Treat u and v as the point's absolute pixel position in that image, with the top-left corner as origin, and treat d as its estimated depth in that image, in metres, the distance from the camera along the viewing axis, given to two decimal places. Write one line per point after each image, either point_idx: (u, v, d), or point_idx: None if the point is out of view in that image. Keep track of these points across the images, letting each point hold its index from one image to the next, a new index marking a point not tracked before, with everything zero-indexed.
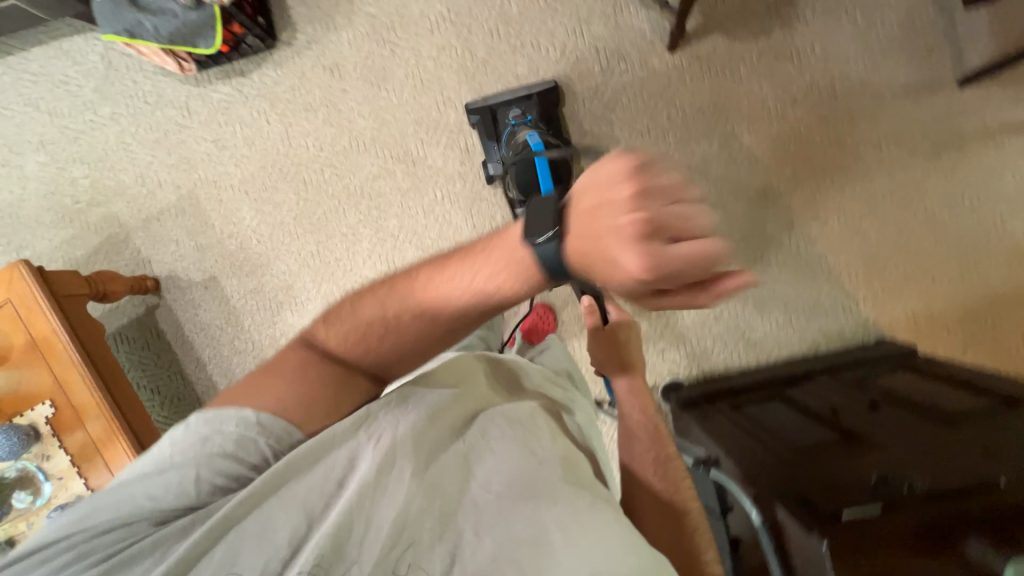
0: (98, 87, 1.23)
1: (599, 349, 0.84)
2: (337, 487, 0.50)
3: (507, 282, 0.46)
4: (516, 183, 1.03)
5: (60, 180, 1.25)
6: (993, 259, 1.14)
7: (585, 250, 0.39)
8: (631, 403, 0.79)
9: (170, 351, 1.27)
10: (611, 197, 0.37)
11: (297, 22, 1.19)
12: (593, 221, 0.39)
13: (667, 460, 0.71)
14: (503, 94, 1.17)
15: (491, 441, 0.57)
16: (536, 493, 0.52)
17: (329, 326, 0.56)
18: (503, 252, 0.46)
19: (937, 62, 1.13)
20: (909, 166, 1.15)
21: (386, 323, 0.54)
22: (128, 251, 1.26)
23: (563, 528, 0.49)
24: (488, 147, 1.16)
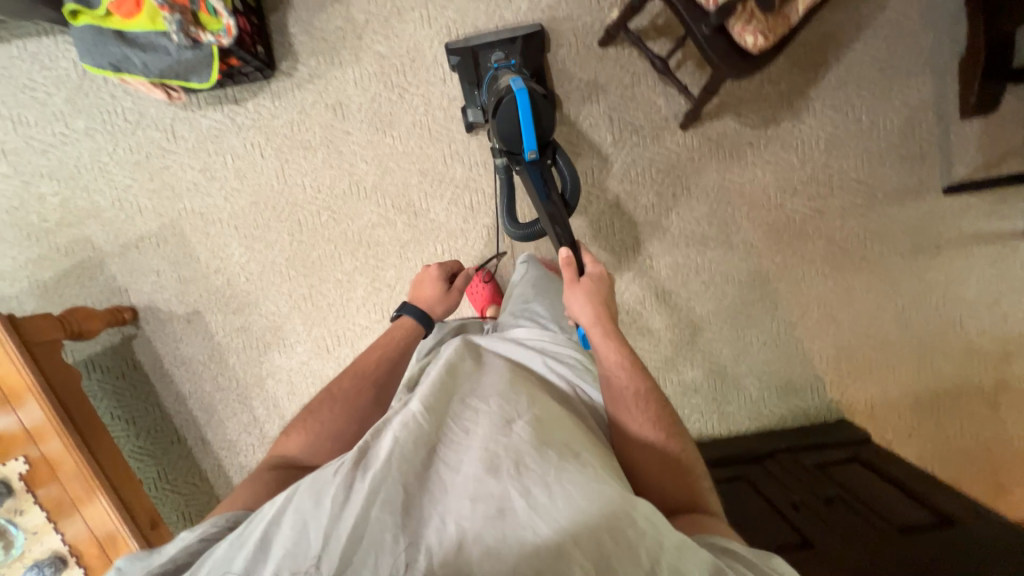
0: (70, 97, 1.12)
1: (575, 300, 0.84)
2: (304, 501, 0.51)
3: (401, 330, 0.93)
4: (496, 131, 0.92)
5: (26, 195, 1.16)
6: (948, 356, 1.25)
7: (419, 295, 0.99)
8: (605, 348, 0.77)
9: (148, 384, 1.23)
10: (422, 278, 1.04)
11: (299, 52, 1.12)
12: (421, 284, 1.02)
13: (641, 401, 0.72)
14: (485, 35, 1.08)
15: (459, 430, 0.60)
16: (505, 466, 0.54)
17: (290, 435, 0.76)
18: (395, 330, 0.93)
19: (928, 168, 1.18)
20: (888, 262, 1.21)
21: (335, 402, 0.79)
22: (103, 277, 1.19)
23: (530, 505, 0.50)
24: (468, 93, 1.09)
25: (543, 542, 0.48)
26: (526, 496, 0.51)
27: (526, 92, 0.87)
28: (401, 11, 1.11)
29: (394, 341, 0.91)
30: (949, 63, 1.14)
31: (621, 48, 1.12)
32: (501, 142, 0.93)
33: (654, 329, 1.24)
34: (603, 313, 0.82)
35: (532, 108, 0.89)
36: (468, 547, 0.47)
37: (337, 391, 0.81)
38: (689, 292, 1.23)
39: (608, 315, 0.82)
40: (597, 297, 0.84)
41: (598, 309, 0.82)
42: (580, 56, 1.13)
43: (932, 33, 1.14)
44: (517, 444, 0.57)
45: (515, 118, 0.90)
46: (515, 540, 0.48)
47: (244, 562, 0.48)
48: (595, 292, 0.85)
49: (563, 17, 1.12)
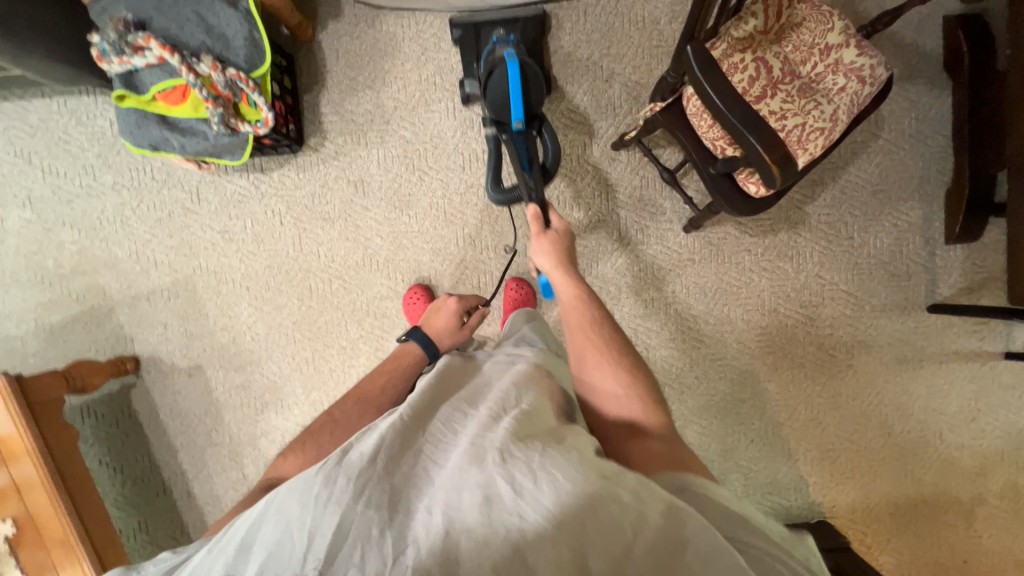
0: (102, 153, 1.16)
1: (536, 250, 0.89)
2: (288, 502, 0.52)
3: (407, 355, 0.96)
4: (486, 97, 0.97)
5: (45, 242, 1.18)
6: (925, 466, 1.28)
7: (433, 324, 1.02)
8: (566, 294, 0.84)
9: (141, 432, 1.23)
10: (441, 307, 1.06)
11: (328, 130, 1.17)
12: (440, 312, 1.04)
13: (596, 340, 0.77)
14: (491, 10, 1.08)
15: (447, 430, 0.62)
16: (489, 455, 0.54)
17: (288, 457, 0.79)
18: (401, 356, 0.96)
19: (915, 286, 1.24)
20: (873, 371, 1.26)
21: (335, 427, 0.83)
22: (110, 326, 1.20)
23: (510, 480, 0.52)
24: (470, 67, 1.10)
25: (527, 522, 0.49)
26: (511, 483, 0.51)
27: (515, 63, 0.92)
28: (428, 102, 1.17)
29: (404, 372, 0.93)
30: (936, 192, 1.22)
31: (632, 153, 1.19)
32: (489, 108, 0.98)
33: None
34: (564, 259, 0.87)
35: (520, 81, 0.94)
36: (455, 534, 0.49)
37: (340, 414, 0.85)
38: (682, 383, 1.26)
39: (569, 263, 0.87)
40: (562, 250, 0.88)
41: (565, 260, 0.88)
42: (594, 155, 1.20)
43: (922, 164, 1.22)
44: (498, 434, 0.57)
45: (503, 88, 0.95)
46: (502, 527, 0.49)
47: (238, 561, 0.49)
48: (563, 246, 0.89)
49: (581, 120, 1.19)
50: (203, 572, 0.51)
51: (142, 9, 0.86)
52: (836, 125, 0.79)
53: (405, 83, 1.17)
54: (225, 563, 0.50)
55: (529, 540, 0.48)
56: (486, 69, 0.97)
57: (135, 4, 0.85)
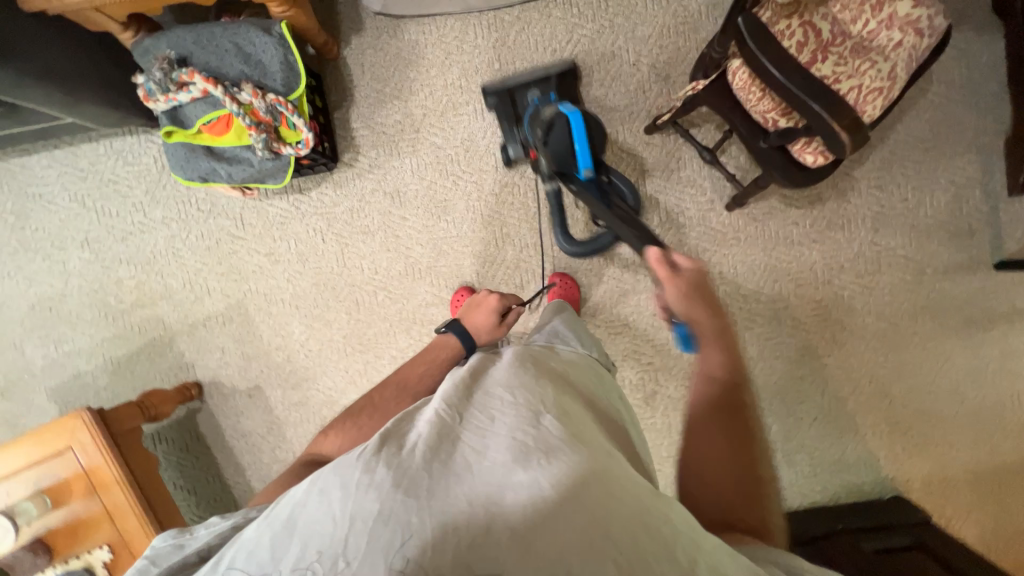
0: (149, 189, 1.21)
1: (674, 296, 0.74)
2: (328, 483, 0.49)
3: (444, 349, 0.97)
4: (549, 149, 0.92)
5: (104, 280, 1.24)
6: (1007, 433, 1.20)
7: (472, 321, 1.02)
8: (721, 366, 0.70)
9: (209, 454, 1.27)
10: (481, 304, 1.05)
11: (360, 144, 1.19)
12: (480, 310, 1.04)
13: (735, 426, 0.64)
14: (522, 75, 1.12)
15: (484, 417, 0.56)
16: (534, 455, 0.50)
17: (327, 437, 0.81)
18: (437, 349, 0.97)
19: (978, 244, 1.18)
20: (940, 337, 1.20)
21: (374, 410, 0.85)
22: (172, 354, 1.24)
23: (559, 488, 0.47)
24: (509, 131, 1.12)
25: (575, 529, 0.45)
26: (559, 486, 0.47)
27: (579, 114, 0.90)
28: (456, 106, 1.17)
29: (440, 361, 0.94)
30: (995, 143, 1.16)
31: (666, 135, 1.16)
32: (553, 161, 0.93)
33: None
34: (709, 316, 0.73)
35: (584, 131, 0.92)
36: (498, 534, 0.44)
37: (380, 398, 0.87)
38: None
39: (718, 324, 0.72)
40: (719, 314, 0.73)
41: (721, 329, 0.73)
42: (628, 142, 1.17)
43: (976, 114, 1.16)
44: (541, 431, 0.53)
45: (567, 140, 0.92)
46: (547, 529, 0.45)
47: (274, 541, 0.46)
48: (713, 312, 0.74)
49: (611, 107, 1.17)
50: (242, 550, 0.48)
51: (182, 46, 0.88)
52: (896, 83, 0.76)
53: (431, 90, 1.17)
54: (266, 541, 0.47)
55: (575, 554, 0.43)
56: (543, 124, 0.93)
57: (176, 41, 0.88)
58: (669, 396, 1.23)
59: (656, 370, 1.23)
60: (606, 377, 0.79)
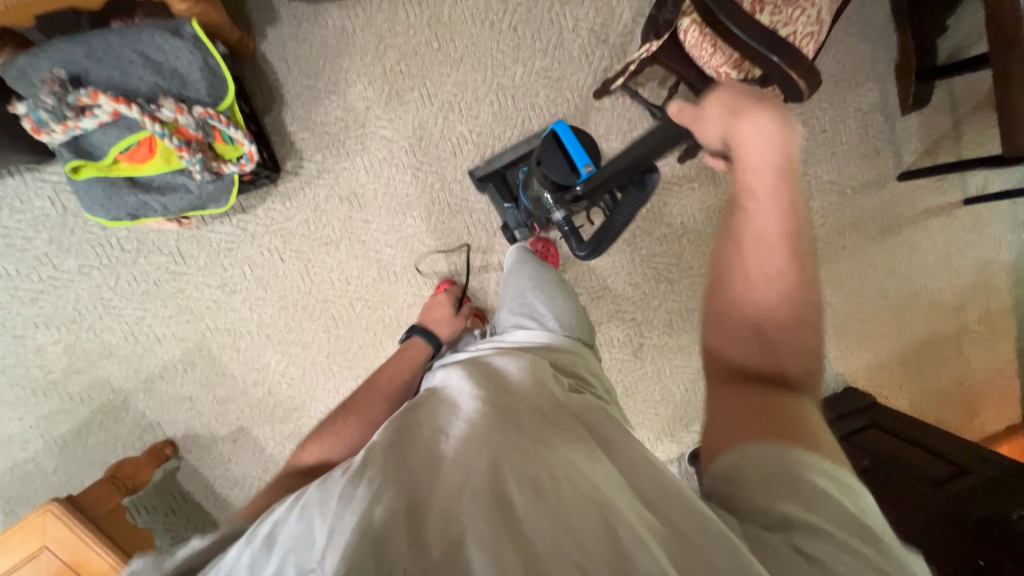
0: (52, 237, 1.04)
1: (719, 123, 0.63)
2: (312, 499, 0.47)
3: (415, 350, 0.97)
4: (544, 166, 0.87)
5: (21, 350, 1.06)
6: (920, 315, 1.42)
7: (429, 317, 1.05)
8: (762, 251, 0.56)
9: (202, 511, 1.15)
10: (432, 302, 1.08)
11: (302, 149, 1.09)
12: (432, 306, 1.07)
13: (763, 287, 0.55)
14: (507, 153, 1.13)
15: (463, 423, 0.54)
16: (504, 462, 0.47)
17: (307, 446, 0.76)
18: (409, 352, 0.97)
19: (884, 160, 1.35)
20: (863, 246, 1.39)
21: (349, 413, 0.82)
22: (130, 417, 1.10)
23: (536, 490, 0.45)
24: (506, 211, 1.11)
25: (545, 533, 0.41)
26: (528, 490, 0.44)
27: (563, 122, 0.87)
28: (401, 94, 1.11)
29: (408, 360, 0.95)
30: (887, 69, 1.31)
31: (615, 98, 1.17)
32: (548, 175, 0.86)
33: (686, 345, 1.32)
34: (780, 160, 0.58)
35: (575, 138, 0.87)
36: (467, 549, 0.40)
37: (353, 400, 0.85)
38: None
39: (787, 168, 0.57)
40: (765, 124, 0.57)
41: (765, 130, 0.58)
42: (580, 108, 1.17)
43: (871, 44, 1.30)
44: (527, 430, 0.53)
45: (556, 147, 0.87)
46: (516, 536, 0.41)
47: (248, 559, 0.43)
48: (744, 121, 0.59)
49: (559, 75, 1.15)
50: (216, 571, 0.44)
51: (74, 62, 0.75)
52: (822, 26, 0.83)
53: (370, 79, 1.10)
54: (247, 555, 0.43)
55: (548, 553, 0.40)
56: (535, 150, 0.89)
57: (64, 57, 0.74)
58: (655, 344, 1.31)
59: (641, 323, 1.31)
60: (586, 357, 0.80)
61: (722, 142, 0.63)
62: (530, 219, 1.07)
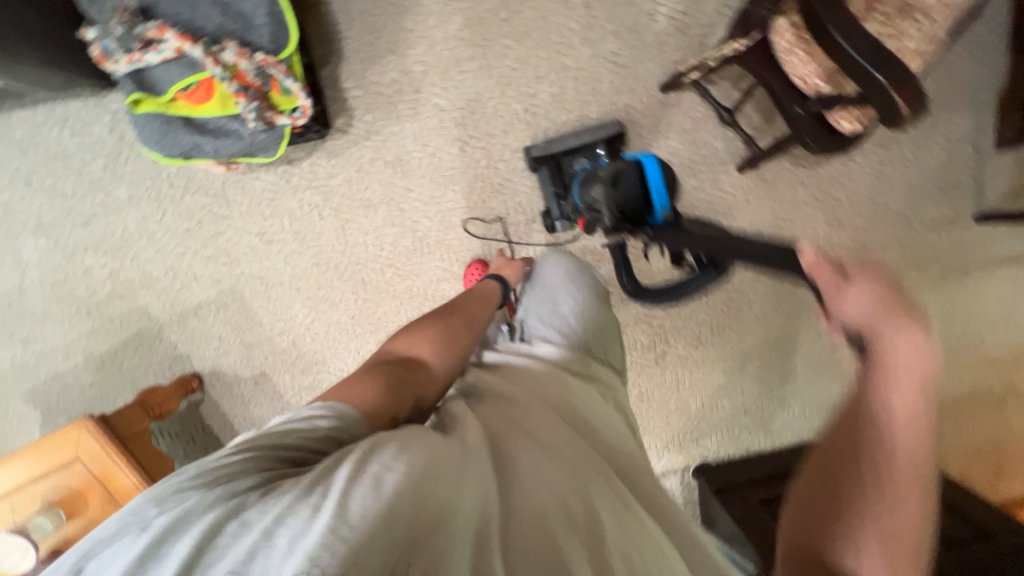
0: (108, 164, 1.07)
1: (856, 297, 0.59)
2: (412, 455, 0.46)
3: (488, 290, 0.87)
4: (621, 196, 0.72)
5: (70, 269, 1.11)
6: (967, 367, 1.34)
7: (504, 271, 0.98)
8: (879, 455, 0.54)
9: (218, 445, 1.20)
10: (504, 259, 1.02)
11: (354, 107, 1.08)
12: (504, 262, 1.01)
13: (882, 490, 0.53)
14: (569, 139, 1.08)
15: (551, 451, 0.58)
16: (598, 519, 0.52)
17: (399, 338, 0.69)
18: (486, 288, 0.87)
19: (962, 197, 1.24)
20: (921, 287, 1.29)
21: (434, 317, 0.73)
22: (163, 347, 1.15)
23: (627, 563, 0.50)
24: (552, 198, 1.08)
25: None
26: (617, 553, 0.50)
27: (653, 157, 0.74)
28: (460, 62, 1.07)
29: (486, 297, 0.84)
30: (987, 98, 1.19)
31: (681, 93, 1.10)
32: (623, 209, 0.73)
33: (710, 360, 1.28)
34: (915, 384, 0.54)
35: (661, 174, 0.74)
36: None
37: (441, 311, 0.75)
38: (742, 323, 1.27)
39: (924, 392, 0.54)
40: (919, 342, 0.55)
41: (919, 352, 0.55)
42: (643, 99, 1.10)
43: (973, 68, 1.18)
44: (605, 485, 0.57)
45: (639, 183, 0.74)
46: None
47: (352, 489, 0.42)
48: (893, 333, 0.57)
49: (627, 62, 1.09)
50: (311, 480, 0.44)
51: None
52: (935, 44, 0.74)
53: (431, 42, 1.06)
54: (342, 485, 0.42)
55: None
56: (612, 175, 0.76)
57: None
58: (679, 354, 1.28)
59: (668, 331, 1.27)
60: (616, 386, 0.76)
61: (857, 322, 0.59)
62: (573, 216, 1.00)
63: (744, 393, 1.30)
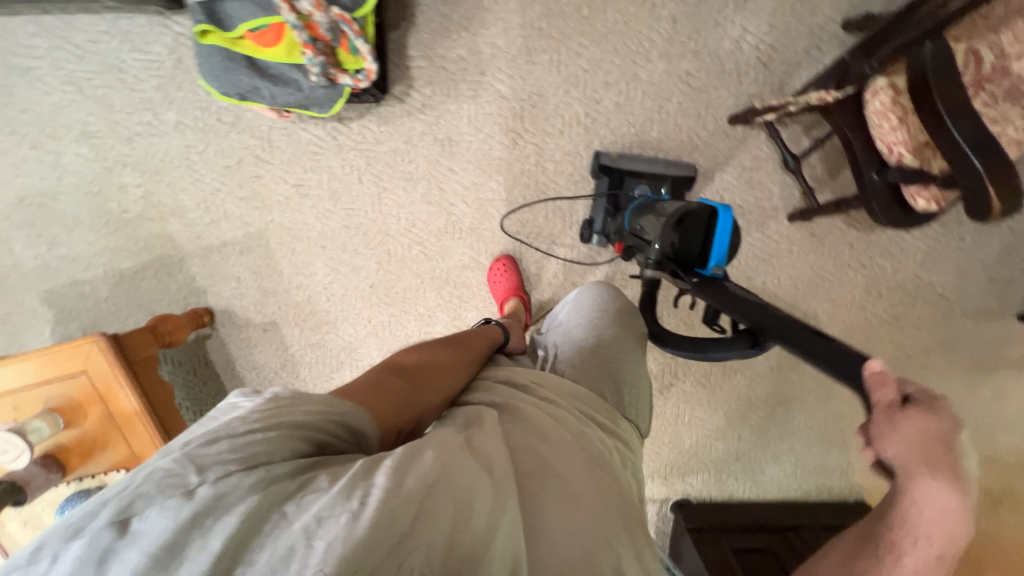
0: (161, 86, 1.05)
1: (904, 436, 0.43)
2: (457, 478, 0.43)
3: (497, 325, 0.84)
4: (677, 236, 0.69)
5: (106, 182, 1.11)
6: None
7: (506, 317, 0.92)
8: None
9: (218, 381, 1.22)
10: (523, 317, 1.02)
11: (415, 77, 1.05)
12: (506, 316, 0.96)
13: None
14: (639, 161, 1.06)
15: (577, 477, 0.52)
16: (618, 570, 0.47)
17: (407, 353, 0.65)
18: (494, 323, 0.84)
19: (1012, 293, 1.19)
20: (947, 374, 1.25)
21: (444, 341, 0.70)
22: (182, 276, 1.16)
23: None
24: (600, 211, 1.07)
25: None
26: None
27: (729, 214, 0.67)
28: (531, 52, 1.04)
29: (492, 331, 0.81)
30: None
31: (749, 130, 1.06)
32: (673, 251, 0.70)
33: (714, 401, 1.27)
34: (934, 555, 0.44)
35: (728, 232, 0.68)
36: None
37: (451, 337, 0.73)
38: (754, 371, 1.25)
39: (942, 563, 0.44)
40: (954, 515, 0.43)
41: (953, 516, 0.43)
42: (709, 128, 1.06)
43: None
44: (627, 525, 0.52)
45: (703, 234, 0.68)
46: None
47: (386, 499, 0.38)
48: (930, 487, 0.43)
49: (700, 86, 1.04)
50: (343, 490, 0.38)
51: None
52: None
53: (506, 26, 1.03)
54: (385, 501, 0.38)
55: None
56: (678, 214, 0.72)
57: None
58: (684, 389, 1.26)
59: (678, 364, 1.25)
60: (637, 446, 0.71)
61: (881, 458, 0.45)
62: (613, 236, 0.99)
63: (740, 441, 1.28)
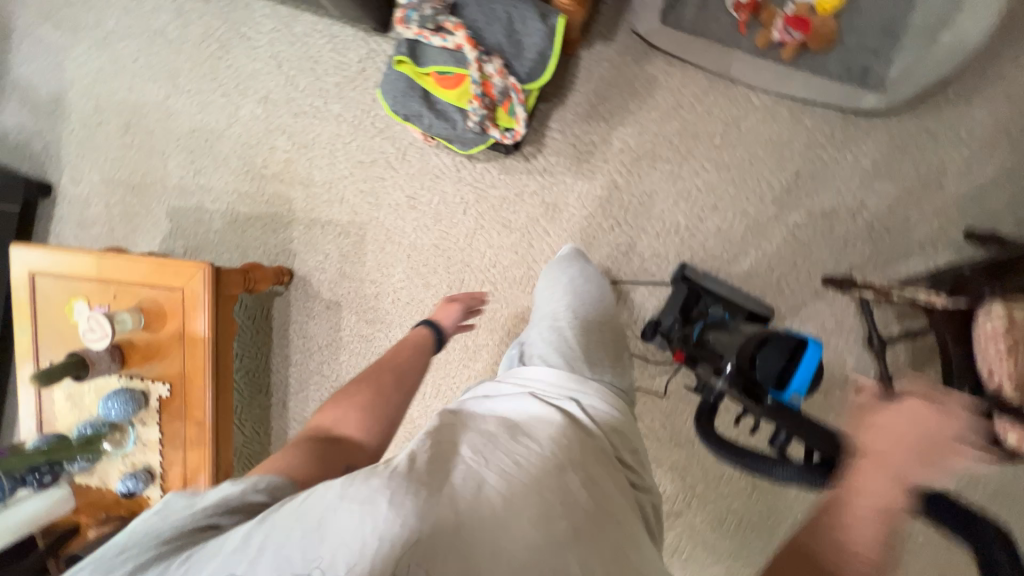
0: (341, 84, 1.24)
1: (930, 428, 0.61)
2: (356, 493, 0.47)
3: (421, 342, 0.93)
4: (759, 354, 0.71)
5: (262, 140, 1.28)
6: None
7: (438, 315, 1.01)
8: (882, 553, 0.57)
9: (268, 336, 1.31)
10: None
11: (546, 145, 1.16)
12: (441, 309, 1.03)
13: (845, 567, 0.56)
14: (719, 285, 1.06)
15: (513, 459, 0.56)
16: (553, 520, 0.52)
17: (324, 411, 0.72)
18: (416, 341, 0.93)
19: None
20: None
21: (364, 386, 0.77)
22: (282, 236, 1.28)
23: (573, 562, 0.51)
24: (670, 314, 1.04)
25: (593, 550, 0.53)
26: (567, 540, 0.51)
27: (817, 351, 0.72)
28: (656, 158, 1.12)
29: (418, 350, 0.90)
30: None
31: (840, 295, 1.06)
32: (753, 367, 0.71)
33: (717, 549, 1.18)
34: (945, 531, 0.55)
35: (809, 366, 0.71)
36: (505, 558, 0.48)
37: (369, 377, 0.79)
38: (769, 535, 1.16)
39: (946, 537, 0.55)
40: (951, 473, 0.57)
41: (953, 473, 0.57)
42: (800, 279, 1.08)
43: None
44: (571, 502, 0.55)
45: (786, 359, 0.71)
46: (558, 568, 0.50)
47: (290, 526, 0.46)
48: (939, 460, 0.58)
49: (804, 240, 1.07)
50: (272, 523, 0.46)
51: None
52: None
53: (642, 130, 1.12)
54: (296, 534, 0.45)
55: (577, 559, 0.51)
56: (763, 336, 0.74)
57: None
58: (691, 524, 1.19)
59: (693, 496, 1.18)
60: (631, 427, 0.74)
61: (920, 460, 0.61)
62: (674, 342, 0.96)
63: None
